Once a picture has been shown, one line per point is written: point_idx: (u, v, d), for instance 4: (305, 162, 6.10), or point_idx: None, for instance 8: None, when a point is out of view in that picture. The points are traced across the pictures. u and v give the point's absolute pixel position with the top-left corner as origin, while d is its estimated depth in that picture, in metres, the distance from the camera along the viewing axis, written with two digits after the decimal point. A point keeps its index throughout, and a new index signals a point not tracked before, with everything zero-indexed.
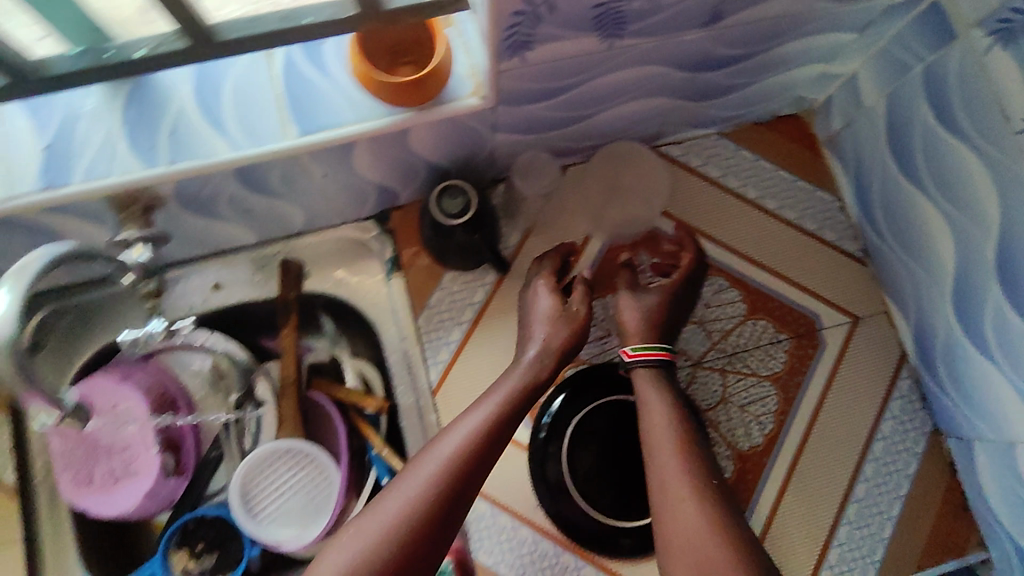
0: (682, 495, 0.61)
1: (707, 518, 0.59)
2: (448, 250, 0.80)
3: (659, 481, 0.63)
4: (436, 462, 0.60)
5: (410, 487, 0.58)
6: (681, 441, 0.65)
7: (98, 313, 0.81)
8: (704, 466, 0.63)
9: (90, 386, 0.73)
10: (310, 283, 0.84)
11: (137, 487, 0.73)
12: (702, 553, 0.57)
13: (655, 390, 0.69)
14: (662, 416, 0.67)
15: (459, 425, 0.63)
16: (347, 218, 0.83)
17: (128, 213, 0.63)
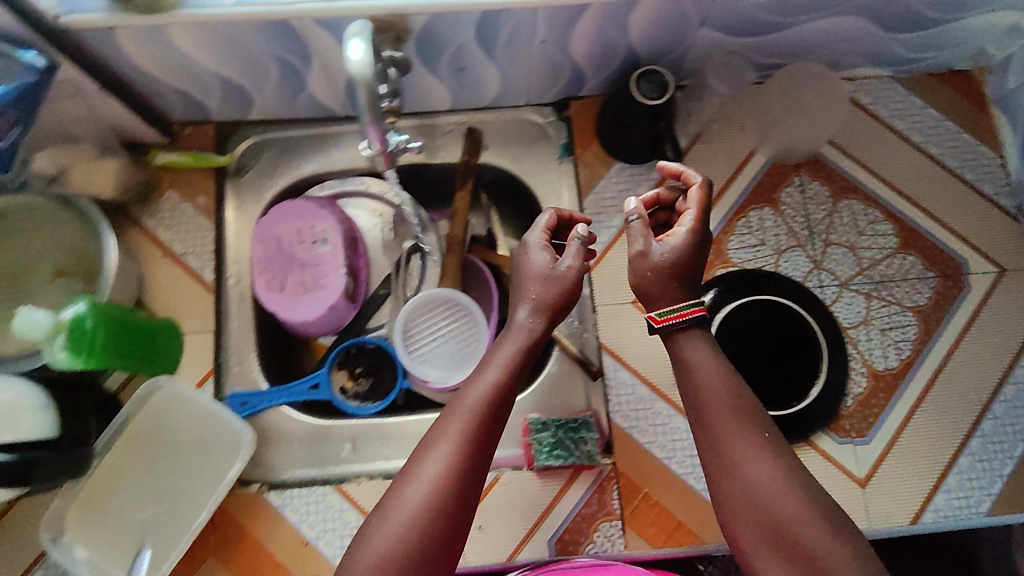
0: (756, 471, 0.57)
1: (769, 489, 0.56)
2: (625, 140, 0.84)
3: (716, 465, 0.59)
4: (452, 434, 0.57)
5: (432, 467, 0.56)
6: (720, 405, 0.61)
7: (295, 151, 0.89)
8: (754, 422, 0.60)
9: (297, 206, 0.83)
10: (487, 156, 0.89)
11: (323, 299, 0.81)
12: (772, 515, 0.55)
13: (701, 352, 0.64)
14: (707, 372, 0.62)
15: (472, 385, 0.61)
16: (531, 99, 0.88)
17: (384, 37, 0.70)
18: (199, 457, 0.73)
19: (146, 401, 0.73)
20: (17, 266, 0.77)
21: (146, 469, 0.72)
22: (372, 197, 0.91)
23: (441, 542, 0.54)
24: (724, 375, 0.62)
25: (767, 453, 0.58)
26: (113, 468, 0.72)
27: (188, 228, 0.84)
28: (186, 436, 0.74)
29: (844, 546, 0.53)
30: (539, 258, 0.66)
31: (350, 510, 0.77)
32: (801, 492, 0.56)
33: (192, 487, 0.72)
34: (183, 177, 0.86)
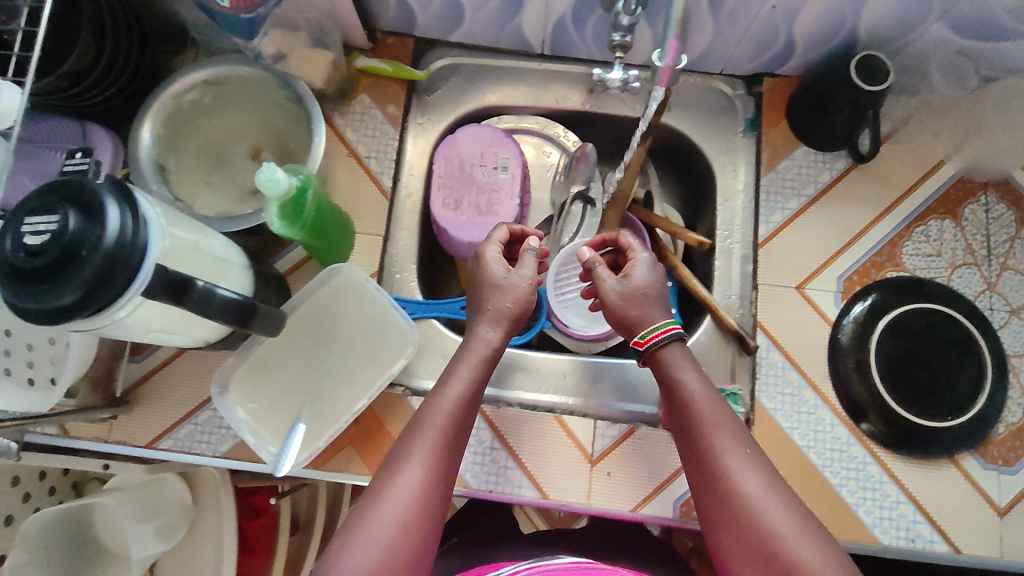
0: (741, 492, 0.56)
1: (757, 501, 0.55)
2: (819, 124, 0.83)
3: (706, 492, 0.58)
4: (425, 450, 0.58)
5: (408, 480, 0.56)
6: (709, 423, 0.60)
7: (488, 78, 0.91)
8: (738, 439, 0.58)
9: (484, 132, 0.84)
10: (669, 116, 0.89)
11: (493, 224, 0.83)
12: (759, 527, 0.54)
13: (684, 360, 0.64)
14: (699, 399, 0.61)
15: (439, 397, 0.61)
16: (726, 69, 0.89)
17: None
18: (365, 348, 0.76)
19: (325, 287, 0.77)
20: (222, 139, 0.81)
21: (314, 351, 0.76)
22: (552, 140, 0.92)
23: (416, 552, 0.54)
24: (711, 395, 0.62)
25: (752, 465, 0.57)
26: (285, 344, 0.75)
27: (375, 133, 0.87)
28: (355, 327, 0.77)
29: (832, 559, 0.52)
30: (492, 273, 0.69)
31: (485, 430, 0.79)
32: (787, 505, 0.55)
33: (356, 373, 0.75)
34: (377, 84, 0.88)
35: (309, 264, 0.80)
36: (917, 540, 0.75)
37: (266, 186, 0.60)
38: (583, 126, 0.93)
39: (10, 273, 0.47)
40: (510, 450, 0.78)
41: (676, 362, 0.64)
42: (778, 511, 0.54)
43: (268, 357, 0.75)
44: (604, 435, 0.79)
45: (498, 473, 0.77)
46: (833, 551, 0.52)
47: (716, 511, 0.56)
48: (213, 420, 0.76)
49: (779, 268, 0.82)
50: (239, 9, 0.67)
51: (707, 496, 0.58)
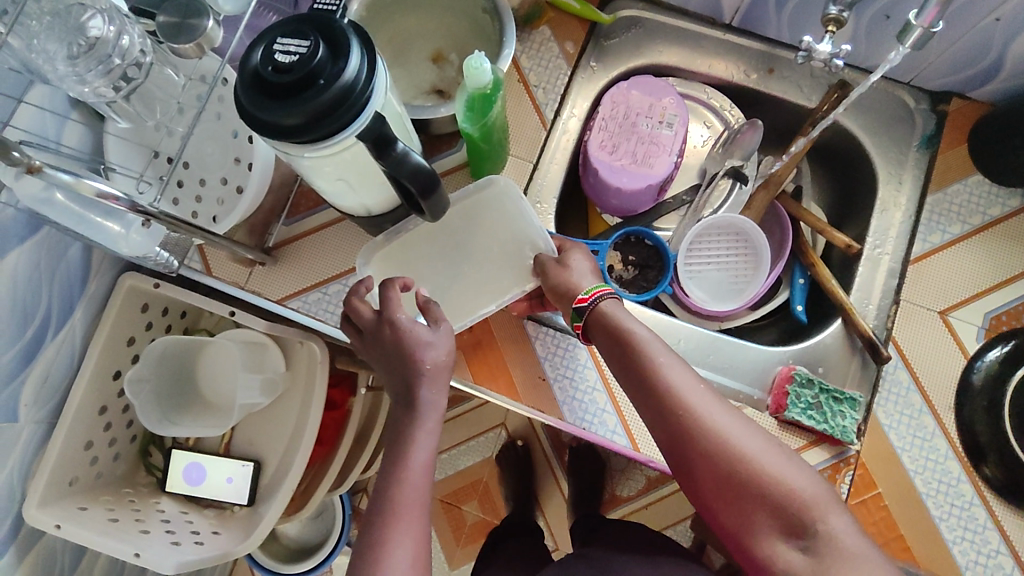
0: (718, 422, 0.59)
1: (732, 444, 0.58)
2: (1005, 154, 0.80)
3: (673, 434, 0.60)
4: (402, 527, 0.59)
5: (399, 553, 0.58)
6: (659, 374, 0.61)
7: (668, 38, 0.91)
8: (690, 382, 0.61)
9: (654, 86, 0.85)
10: (844, 114, 0.87)
11: (645, 176, 0.83)
12: (736, 458, 0.57)
13: (623, 317, 0.66)
14: (648, 342, 0.63)
15: (402, 461, 0.61)
16: (915, 80, 0.86)
17: None
18: (497, 262, 0.79)
19: (478, 196, 0.79)
20: (408, 34, 0.85)
21: (450, 249, 0.79)
22: (710, 110, 0.92)
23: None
24: (654, 342, 0.63)
25: (718, 408, 0.60)
26: (428, 236, 0.79)
27: (549, 65, 0.88)
28: (493, 241, 0.79)
29: (810, 478, 0.57)
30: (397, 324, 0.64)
31: (591, 371, 0.79)
32: (752, 431, 0.59)
33: (483, 284, 0.78)
34: (560, 19, 0.89)
35: (461, 172, 0.83)
36: None
37: (472, 74, 0.64)
38: (749, 106, 0.92)
39: (255, 84, 0.51)
40: (611, 396, 0.78)
41: (618, 315, 0.66)
42: (750, 442, 0.58)
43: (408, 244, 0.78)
44: None
45: (596, 415, 0.77)
46: (809, 473, 0.57)
47: (690, 452, 0.59)
48: (341, 293, 0.80)
49: (924, 288, 0.80)
50: None
51: (678, 437, 0.60)
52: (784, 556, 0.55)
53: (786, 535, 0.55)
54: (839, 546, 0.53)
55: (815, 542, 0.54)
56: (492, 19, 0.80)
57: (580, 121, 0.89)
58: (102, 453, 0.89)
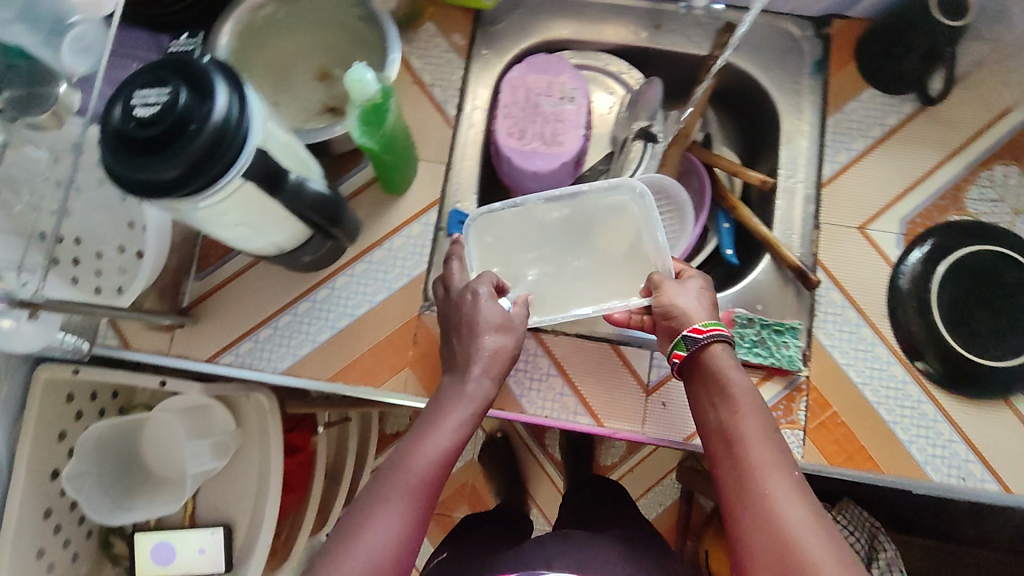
0: (788, 509, 0.54)
1: (792, 531, 0.53)
2: (889, 66, 0.82)
3: (740, 502, 0.56)
4: (394, 503, 0.56)
5: (381, 528, 0.55)
6: (743, 440, 0.59)
7: (552, 11, 0.90)
8: (778, 459, 0.57)
9: (548, 63, 0.84)
10: (736, 56, 0.89)
11: (557, 155, 0.83)
12: (790, 550, 0.52)
13: (733, 364, 0.63)
14: (746, 411, 0.60)
15: (425, 439, 0.59)
16: (795, 9, 0.88)
17: None
18: (618, 268, 0.79)
19: (614, 198, 0.78)
20: (289, 57, 0.81)
21: (573, 241, 0.81)
22: (609, 76, 0.92)
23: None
24: (753, 409, 0.60)
25: (795, 494, 0.55)
26: (557, 219, 0.80)
27: (440, 61, 0.86)
28: (614, 243, 0.79)
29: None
30: (467, 309, 0.66)
31: (543, 357, 0.79)
32: (822, 533, 0.53)
33: (600, 275, 0.79)
34: (443, 12, 0.87)
35: (371, 188, 0.81)
36: (969, 478, 0.76)
37: (355, 88, 0.61)
38: (646, 64, 0.93)
39: (119, 145, 0.47)
40: (567, 379, 0.79)
41: (723, 371, 0.63)
42: (812, 540, 0.52)
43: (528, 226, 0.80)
44: (661, 366, 0.79)
45: (555, 400, 0.78)
46: None
47: (744, 527, 0.55)
48: (273, 337, 0.78)
49: (841, 208, 0.83)
50: None
51: (742, 508, 0.56)
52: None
53: None
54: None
55: None
56: (370, 26, 0.78)
57: (483, 110, 0.87)
58: (57, 557, 0.83)
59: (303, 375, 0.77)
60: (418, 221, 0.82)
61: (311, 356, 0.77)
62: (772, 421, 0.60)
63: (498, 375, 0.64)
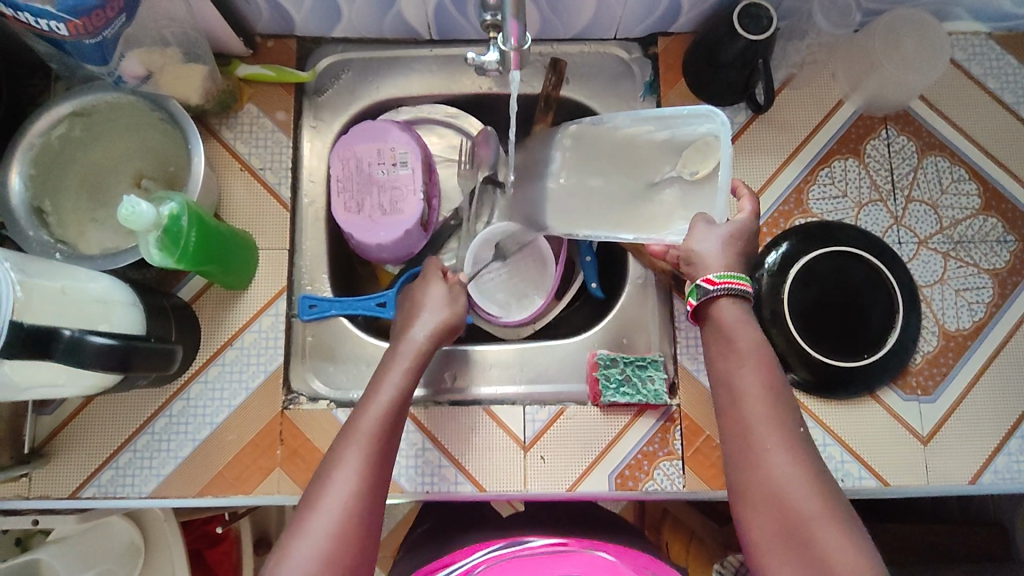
0: (784, 461, 0.55)
1: (784, 484, 0.54)
2: (712, 83, 0.82)
3: (740, 444, 0.57)
4: (353, 459, 0.59)
5: (341, 482, 0.58)
6: (743, 396, 0.58)
7: (378, 72, 0.88)
8: (776, 409, 0.57)
9: (374, 128, 0.82)
10: (571, 89, 0.88)
11: (399, 223, 0.81)
12: (785, 502, 0.53)
13: (739, 320, 0.60)
14: (754, 358, 0.59)
15: (372, 402, 0.64)
16: (619, 33, 0.86)
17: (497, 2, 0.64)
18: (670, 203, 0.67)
19: (700, 132, 0.65)
20: (104, 168, 0.77)
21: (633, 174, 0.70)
22: (442, 123, 0.91)
23: (362, 534, 0.56)
24: (756, 365, 0.59)
25: (788, 447, 0.55)
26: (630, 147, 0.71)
27: (267, 143, 0.83)
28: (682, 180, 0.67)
29: (859, 551, 0.51)
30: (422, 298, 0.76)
31: (416, 432, 0.78)
32: (816, 483, 0.54)
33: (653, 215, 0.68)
34: (262, 91, 0.84)
35: (213, 288, 0.80)
36: (846, 478, 0.78)
37: (133, 219, 0.58)
38: (485, 109, 0.92)
39: None
40: (442, 449, 0.78)
41: (736, 320, 0.60)
42: (805, 495, 0.53)
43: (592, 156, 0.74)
44: (534, 420, 0.79)
45: (434, 473, 0.78)
46: (858, 539, 0.52)
47: (743, 479, 0.56)
48: (133, 461, 0.77)
49: None
50: (80, 33, 0.59)
51: (741, 449, 0.57)
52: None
53: None
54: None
55: None
56: (177, 128, 0.75)
57: (323, 185, 0.86)
58: None
59: (169, 495, 0.77)
60: (267, 313, 0.80)
61: (175, 475, 0.77)
62: (777, 376, 0.58)
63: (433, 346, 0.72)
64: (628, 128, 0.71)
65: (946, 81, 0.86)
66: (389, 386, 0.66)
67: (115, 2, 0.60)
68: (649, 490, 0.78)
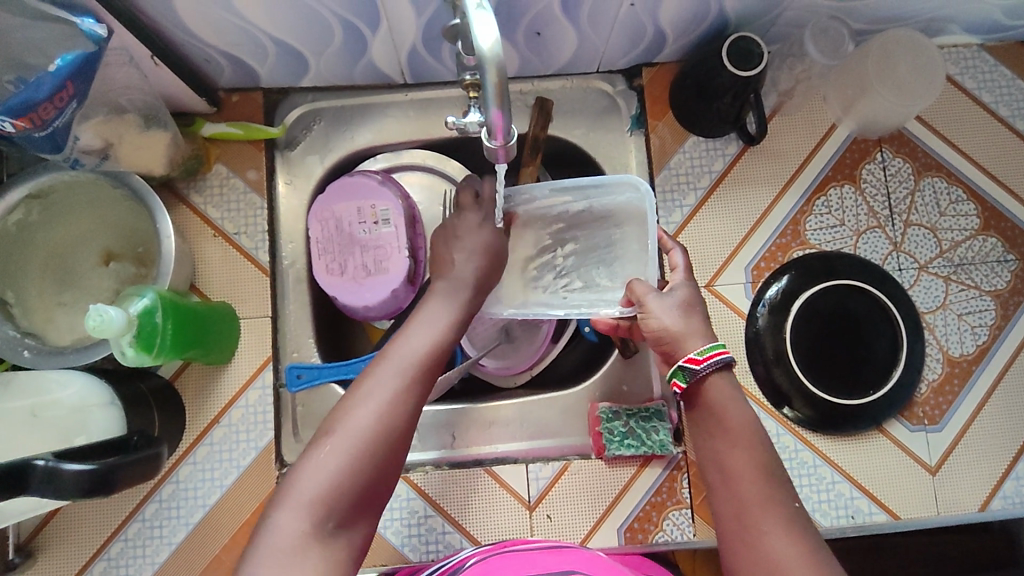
0: (779, 539, 0.48)
1: (786, 569, 0.47)
2: (701, 116, 0.79)
3: (733, 520, 0.51)
4: (393, 368, 0.56)
5: (379, 392, 0.53)
6: (736, 471, 0.53)
7: (353, 119, 0.84)
8: (781, 486, 0.52)
9: (353, 184, 0.78)
10: (554, 127, 0.85)
11: (385, 283, 0.78)
12: None
13: (730, 396, 0.56)
14: (748, 428, 0.55)
15: (422, 323, 0.62)
16: (602, 67, 0.83)
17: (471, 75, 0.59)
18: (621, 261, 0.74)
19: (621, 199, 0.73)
20: (67, 249, 0.72)
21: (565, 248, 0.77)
22: (423, 168, 0.86)
23: (396, 443, 0.52)
24: (750, 447, 0.54)
25: (793, 523, 0.49)
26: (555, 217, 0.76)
27: (239, 206, 0.79)
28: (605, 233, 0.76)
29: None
30: (469, 224, 0.71)
31: (416, 499, 0.76)
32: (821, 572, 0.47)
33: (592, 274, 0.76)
34: (231, 151, 0.80)
35: (194, 364, 0.76)
36: (856, 515, 0.77)
37: (100, 325, 0.55)
38: (464, 150, 0.88)
39: None
40: (446, 515, 0.76)
41: (732, 384, 0.57)
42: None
43: (540, 226, 0.77)
44: (538, 478, 0.77)
45: (438, 541, 0.75)
46: None
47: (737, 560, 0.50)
48: (125, 551, 0.74)
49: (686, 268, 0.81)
50: (29, 129, 0.56)
51: (735, 522, 0.51)
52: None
53: None
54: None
55: None
56: (142, 204, 0.71)
57: (302, 244, 0.82)
58: None
59: None
60: (254, 386, 0.77)
61: (169, 561, 0.74)
62: (771, 450, 0.54)
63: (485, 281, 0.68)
64: (546, 198, 0.74)
65: (941, 97, 0.84)
66: (442, 312, 0.64)
67: (66, 92, 0.56)
68: (659, 541, 0.76)
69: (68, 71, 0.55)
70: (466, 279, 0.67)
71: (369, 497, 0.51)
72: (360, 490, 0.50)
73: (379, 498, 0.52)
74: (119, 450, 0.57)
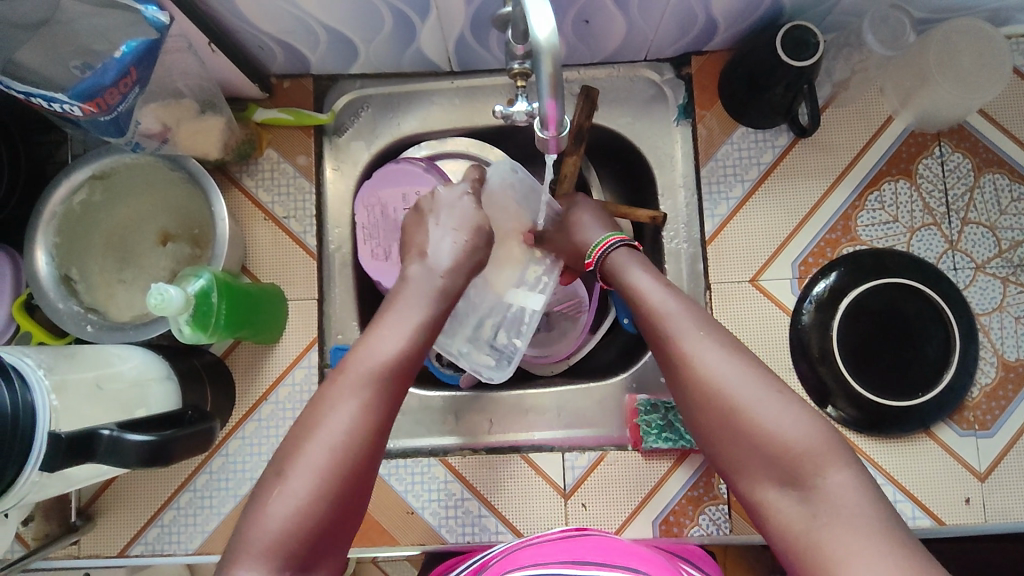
0: (704, 360, 0.56)
1: (714, 381, 0.55)
2: (751, 107, 0.77)
3: (667, 357, 0.59)
4: (352, 391, 0.55)
5: (335, 426, 0.53)
6: (663, 316, 0.61)
7: (401, 106, 0.85)
8: (700, 317, 0.60)
9: (399, 171, 0.79)
10: (599, 116, 0.85)
11: None
12: (725, 405, 0.54)
13: (631, 261, 0.68)
14: (650, 283, 0.64)
15: (375, 337, 0.60)
16: (650, 55, 0.82)
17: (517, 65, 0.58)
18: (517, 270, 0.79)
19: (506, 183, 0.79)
20: (127, 227, 0.75)
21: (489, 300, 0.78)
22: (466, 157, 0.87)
23: (355, 471, 0.52)
24: (663, 293, 0.62)
25: (713, 343, 0.57)
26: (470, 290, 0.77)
27: (288, 190, 0.81)
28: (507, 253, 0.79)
29: (799, 418, 0.51)
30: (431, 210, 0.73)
31: (454, 482, 0.77)
32: (747, 372, 0.54)
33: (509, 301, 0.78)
34: (282, 136, 0.82)
35: (243, 343, 0.79)
36: (900, 519, 0.75)
37: (162, 305, 0.57)
38: (507, 138, 0.89)
39: None
40: (482, 499, 0.77)
41: (630, 252, 0.68)
42: (761, 403, 0.53)
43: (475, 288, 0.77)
44: (575, 466, 0.77)
45: (474, 523, 0.77)
46: (804, 404, 0.53)
47: (687, 401, 0.57)
48: (178, 518, 0.77)
49: (730, 262, 0.80)
50: (94, 113, 0.59)
51: (669, 358, 0.59)
52: (777, 508, 0.51)
53: (778, 482, 0.51)
54: (829, 500, 0.48)
55: (811, 492, 0.49)
56: (198, 185, 0.73)
57: (348, 229, 0.84)
58: None
59: (215, 550, 0.77)
60: (300, 365, 0.79)
61: (218, 530, 0.77)
62: (681, 293, 0.63)
63: (447, 303, 0.67)
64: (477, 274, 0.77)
65: (1007, 91, 0.80)
66: (407, 319, 0.62)
67: (129, 78, 0.59)
68: (694, 535, 0.76)
69: (132, 58, 0.57)
70: (438, 280, 0.67)
71: (326, 539, 0.50)
72: (319, 529, 0.49)
73: (342, 533, 0.52)
74: (176, 423, 0.59)
